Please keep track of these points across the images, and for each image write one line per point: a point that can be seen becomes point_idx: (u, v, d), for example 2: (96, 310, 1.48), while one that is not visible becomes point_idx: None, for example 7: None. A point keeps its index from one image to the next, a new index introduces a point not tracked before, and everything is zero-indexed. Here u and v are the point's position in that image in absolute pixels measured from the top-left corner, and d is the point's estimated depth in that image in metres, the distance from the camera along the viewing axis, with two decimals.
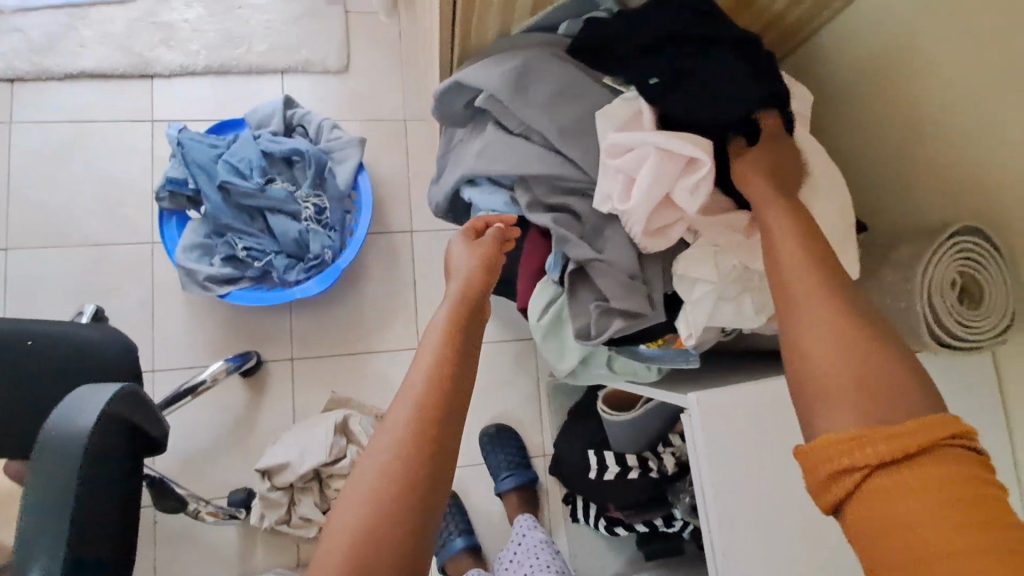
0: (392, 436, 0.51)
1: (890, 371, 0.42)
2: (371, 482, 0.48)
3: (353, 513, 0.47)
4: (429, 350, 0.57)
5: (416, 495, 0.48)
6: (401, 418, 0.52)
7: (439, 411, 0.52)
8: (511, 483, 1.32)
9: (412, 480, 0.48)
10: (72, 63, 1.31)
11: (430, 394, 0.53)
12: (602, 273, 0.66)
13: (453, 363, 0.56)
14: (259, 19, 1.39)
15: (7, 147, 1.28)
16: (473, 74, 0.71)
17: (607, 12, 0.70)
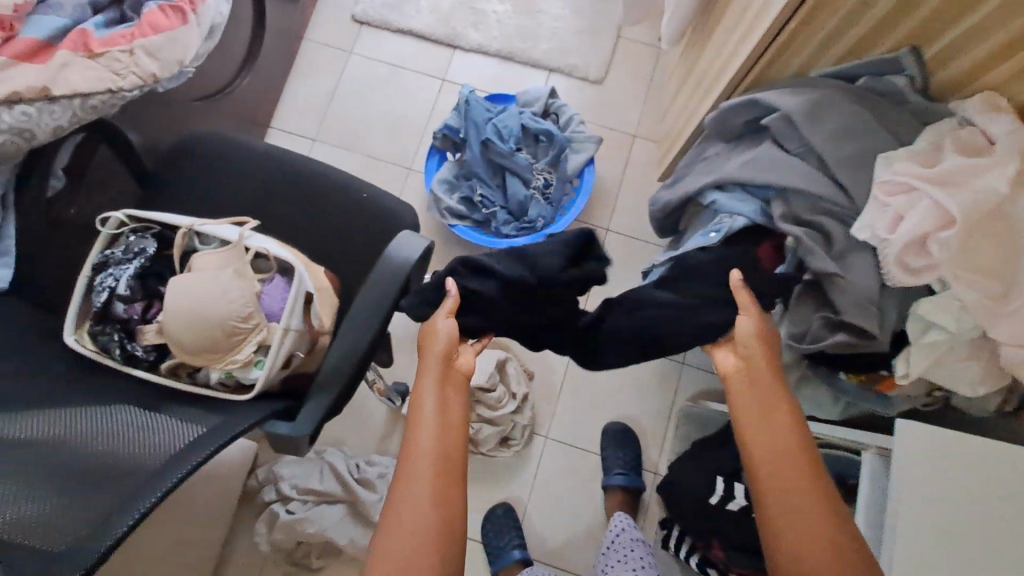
0: (413, 468, 0.66)
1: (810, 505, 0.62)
2: (408, 503, 0.63)
3: (396, 521, 0.62)
4: (426, 402, 0.70)
5: (433, 514, 0.63)
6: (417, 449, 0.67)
7: (433, 438, 0.67)
8: (620, 482, 1.38)
9: (423, 510, 0.63)
10: (406, 22, 1.68)
11: (424, 428, 0.68)
12: (839, 290, 0.73)
13: (440, 407, 0.70)
14: (550, 25, 1.67)
15: (340, 69, 1.66)
16: (772, 98, 0.81)
17: (907, 79, 0.79)
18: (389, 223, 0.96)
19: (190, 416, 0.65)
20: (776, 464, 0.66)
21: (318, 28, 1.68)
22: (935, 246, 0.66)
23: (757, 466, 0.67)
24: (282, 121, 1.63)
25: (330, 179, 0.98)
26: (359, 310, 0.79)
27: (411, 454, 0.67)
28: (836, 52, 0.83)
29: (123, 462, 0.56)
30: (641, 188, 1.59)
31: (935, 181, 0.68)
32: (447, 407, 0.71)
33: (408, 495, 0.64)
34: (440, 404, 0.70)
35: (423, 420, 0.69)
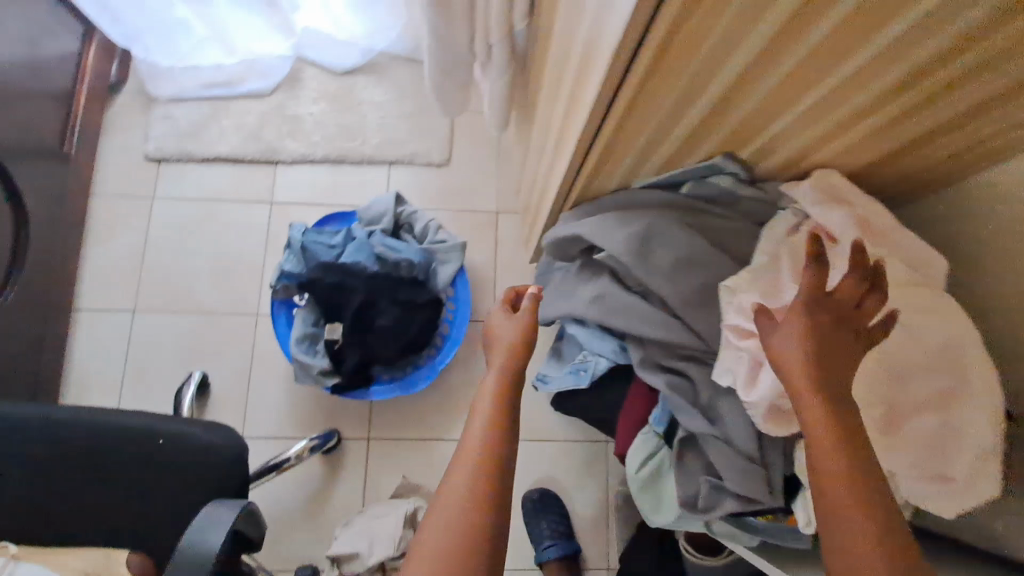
0: (470, 453, 0.62)
1: (837, 472, 0.51)
2: (463, 485, 0.60)
3: (455, 501, 0.59)
4: (484, 407, 0.66)
5: (492, 498, 0.60)
6: (474, 434, 0.64)
7: (499, 434, 0.64)
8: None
9: (481, 489, 0.60)
10: (210, 148, 1.47)
11: (491, 418, 0.65)
12: (718, 451, 0.64)
13: (503, 412, 0.66)
14: (375, 115, 1.53)
15: (146, 219, 1.43)
16: (595, 232, 0.72)
17: (733, 175, 0.72)
18: (210, 464, 0.78)
19: None
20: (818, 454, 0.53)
21: (109, 179, 1.44)
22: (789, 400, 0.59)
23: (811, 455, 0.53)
24: (90, 300, 1.37)
25: (115, 433, 0.78)
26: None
27: (470, 436, 0.64)
28: (650, 163, 0.74)
29: None
30: (516, 268, 1.48)
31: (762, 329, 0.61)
32: (502, 410, 0.67)
33: (463, 474, 0.61)
34: (500, 405, 0.67)
35: (479, 418, 0.65)
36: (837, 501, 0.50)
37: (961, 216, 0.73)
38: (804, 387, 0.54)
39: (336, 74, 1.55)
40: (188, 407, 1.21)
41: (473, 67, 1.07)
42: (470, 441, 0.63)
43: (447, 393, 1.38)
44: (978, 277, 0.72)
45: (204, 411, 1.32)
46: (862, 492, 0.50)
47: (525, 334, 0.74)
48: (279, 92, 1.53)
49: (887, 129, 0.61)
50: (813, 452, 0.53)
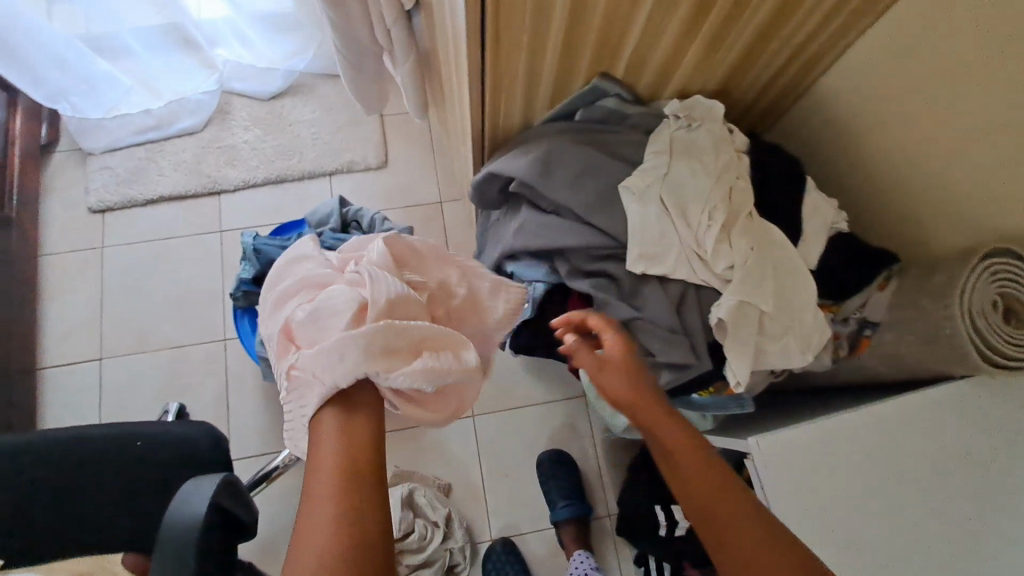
0: (324, 489, 0.50)
1: (700, 469, 0.55)
2: (324, 525, 0.48)
3: (312, 548, 0.47)
4: (328, 441, 0.53)
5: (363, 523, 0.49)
6: (327, 471, 0.51)
7: (357, 464, 0.52)
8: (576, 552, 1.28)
9: (359, 515, 0.49)
10: (152, 190, 1.51)
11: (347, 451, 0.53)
12: (644, 331, 0.71)
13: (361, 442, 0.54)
14: (308, 132, 1.59)
15: (99, 269, 1.45)
16: (503, 168, 0.78)
17: (615, 98, 0.81)
18: (187, 456, 0.81)
19: None
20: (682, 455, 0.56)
21: (56, 237, 1.47)
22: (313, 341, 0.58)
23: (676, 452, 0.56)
24: (55, 355, 1.39)
25: (92, 443, 0.81)
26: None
27: (317, 476, 0.51)
28: (542, 98, 0.81)
29: None
30: (470, 249, 1.54)
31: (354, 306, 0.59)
32: (354, 442, 0.54)
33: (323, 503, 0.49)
34: (349, 433, 0.54)
35: (324, 453, 0.53)
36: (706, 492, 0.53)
37: (836, 90, 0.84)
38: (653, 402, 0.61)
39: (264, 100, 1.61)
40: None
41: (382, 59, 1.14)
42: (316, 487, 0.51)
43: None
44: (867, 139, 0.82)
45: None
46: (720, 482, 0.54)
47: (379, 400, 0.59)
48: (211, 127, 1.58)
49: (734, 15, 0.70)
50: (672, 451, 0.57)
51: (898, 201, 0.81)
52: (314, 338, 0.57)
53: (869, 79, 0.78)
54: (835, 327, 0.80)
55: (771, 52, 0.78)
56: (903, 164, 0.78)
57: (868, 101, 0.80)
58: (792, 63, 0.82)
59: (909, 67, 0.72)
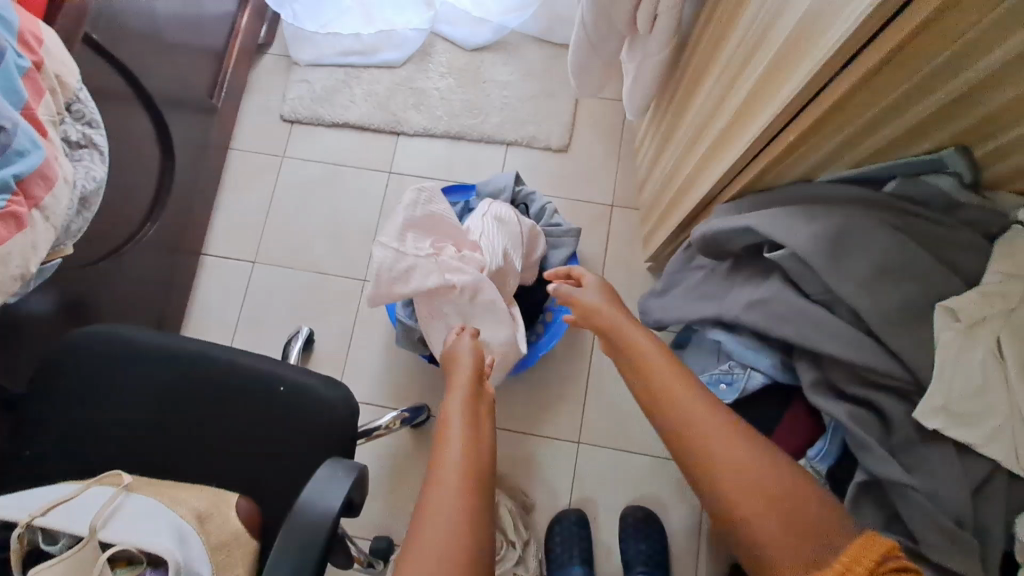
0: (457, 428, 0.73)
1: (720, 443, 0.63)
2: (459, 451, 0.70)
3: (457, 462, 0.68)
4: (455, 406, 0.77)
5: (479, 462, 0.70)
6: (454, 409, 0.77)
7: (484, 412, 0.79)
8: None
9: (476, 458, 0.70)
10: (340, 114, 1.51)
11: (468, 401, 0.79)
12: (914, 508, 0.53)
13: (479, 398, 0.80)
14: (498, 94, 1.50)
15: (274, 177, 1.49)
16: (774, 227, 0.62)
17: (957, 179, 0.59)
18: (323, 417, 0.78)
19: None
20: (695, 420, 0.66)
21: (247, 135, 1.53)
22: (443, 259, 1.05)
23: (679, 410, 0.68)
24: (218, 246, 1.46)
25: (240, 373, 0.80)
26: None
27: (450, 423, 0.74)
28: (853, 153, 0.63)
29: None
30: (628, 266, 1.38)
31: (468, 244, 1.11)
32: (475, 410, 0.77)
33: (456, 451, 0.70)
34: (470, 395, 0.80)
35: (452, 415, 0.76)
36: (725, 458, 0.62)
37: None
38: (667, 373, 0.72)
39: (466, 50, 1.53)
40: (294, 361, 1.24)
41: (623, 44, 1.00)
42: (451, 422, 0.74)
43: (540, 386, 1.32)
44: None
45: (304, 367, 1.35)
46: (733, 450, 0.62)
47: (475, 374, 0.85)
48: (409, 65, 1.54)
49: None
50: (679, 412, 0.68)
51: None
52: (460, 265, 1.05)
53: None
54: None
55: None
56: None
57: None
58: None
59: None
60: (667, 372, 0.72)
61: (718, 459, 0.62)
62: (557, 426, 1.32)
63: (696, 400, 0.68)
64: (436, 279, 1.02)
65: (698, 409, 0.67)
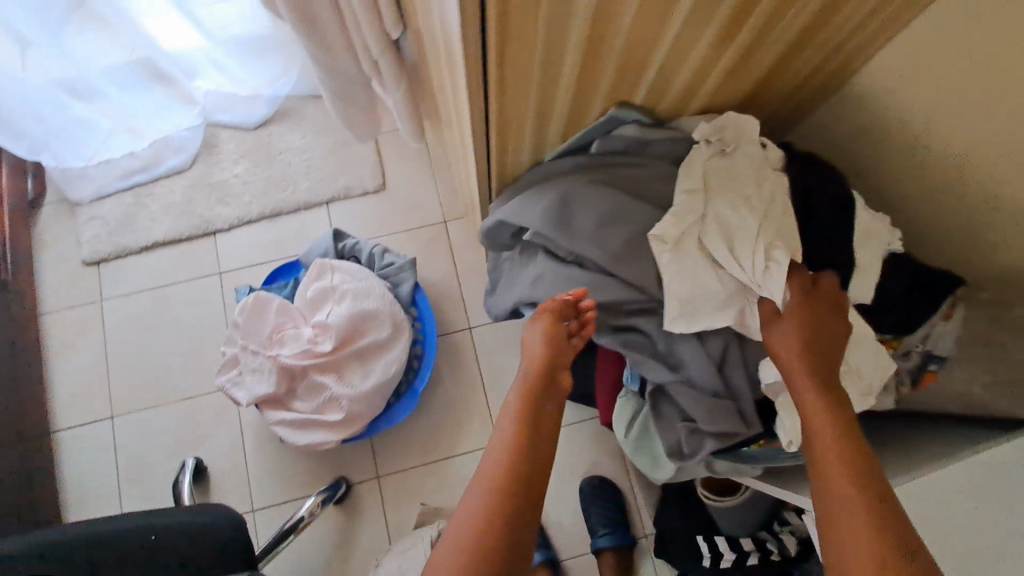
0: (502, 440, 0.65)
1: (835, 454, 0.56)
2: (495, 466, 0.63)
3: (491, 478, 0.62)
4: (511, 402, 0.68)
5: (519, 478, 0.62)
6: (511, 405, 0.68)
7: (539, 411, 0.67)
8: (608, 542, 1.27)
9: (519, 469, 0.63)
10: (146, 236, 1.45)
11: (522, 402, 0.67)
12: (685, 395, 0.66)
13: (536, 395, 0.68)
14: (299, 160, 1.51)
15: (100, 324, 1.41)
16: (514, 215, 0.71)
17: (634, 127, 0.72)
18: (220, 539, 0.81)
19: None
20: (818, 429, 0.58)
21: (53, 294, 1.42)
22: (274, 353, 1.16)
23: (810, 415, 0.59)
24: (66, 417, 1.35)
25: (104, 543, 0.77)
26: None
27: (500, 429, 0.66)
28: (552, 135, 0.73)
29: None
30: (479, 269, 1.46)
31: (301, 330, 1.19)
32: (536, 411, 0.67)
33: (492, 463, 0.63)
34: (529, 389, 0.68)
35: (507, 413, 0.67)
36: (833, 479, 0.55)
37: (880, 94, 0.76)
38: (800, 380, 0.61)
39: (250, 128, 1.53)
40: (190, 496, 1.19)
41: (372, 88, 1.06)
42: (501, 428, 0.66)
43: (442, 410, 1.37)
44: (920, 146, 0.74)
45: (207, 495, 1.29)
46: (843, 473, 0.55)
47: (545, 363, 0.69)
48: (199, 164, 1.51)
49: (772, 24, 0.63)
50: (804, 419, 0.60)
51: (959, 216, 0.73)
52: (287, 353, 1.16)
53: (922, 84, 0.71)
54: (897, 363, 0.71)
55: (804, 55, 0.72)
56: (957, 178, 0.71)
57: (923, 104, 0.71)
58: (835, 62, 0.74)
59: (973, 66, 0.64)
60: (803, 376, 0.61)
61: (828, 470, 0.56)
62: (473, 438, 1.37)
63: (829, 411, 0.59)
64: (261, 370, 1.16)
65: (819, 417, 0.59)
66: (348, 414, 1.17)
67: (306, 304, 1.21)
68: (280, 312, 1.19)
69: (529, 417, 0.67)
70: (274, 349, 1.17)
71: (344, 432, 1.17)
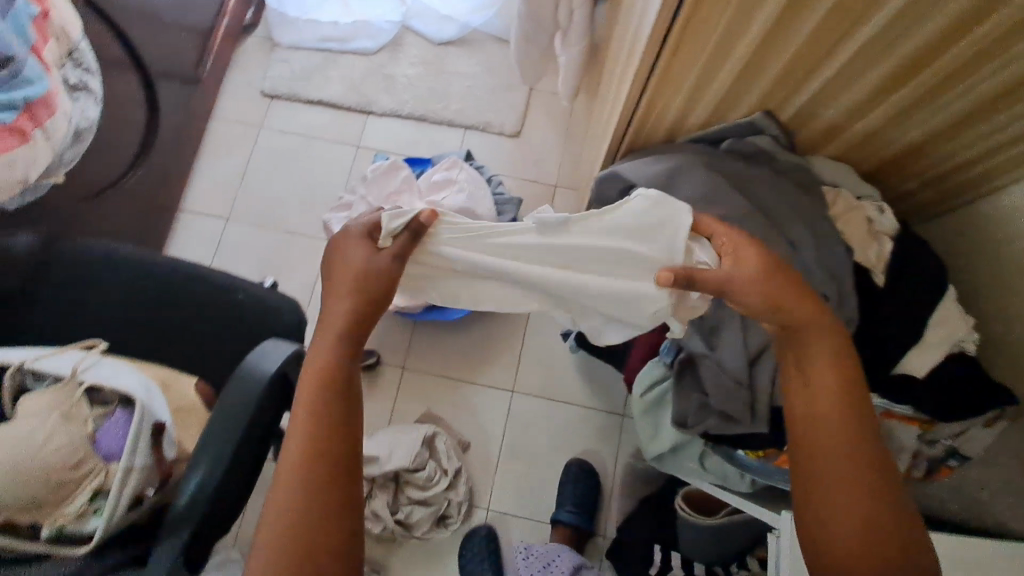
0: (305, 420, 0.63)
1: (838, 466, 0.61)
2: (298, 449, 0.62)
3: (295, 462, 0.61)
4: (317, 368, 0.65)
5: (330, 457, 0.62)
6: (313, 372, 0.65)
7: (345, 374, 0.66)
8: (571, 519, 1.31)
9: (327, 449, 0.62)
10: (316, 92, 1.67)
11: (332, 370, 0.66)
12: (709, 370, 0.71)
13: (342, 365, 0.66)
14: (461, 83, 1.67)
15: (251, 145, 1.64)
16: (629, 171, 0.81)
17: (769, 138, 0.79)
18: (267, 325, 0.91)
19: None
20: (820, 435, 0.62)
21: (228, 106, 1.67)
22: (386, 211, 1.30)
23: (803, 422, 0.64)
24: (195, 204, 1.59)
25: (203, 282, 0.93)
26: (198, 454, 0.73)
27: (301, 406, 0.64)
28: (697, 116, 0.81)
29: None
30: None
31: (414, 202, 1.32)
32: (337, 370, 0.66)
33: (297, 445, 0.62)
34: (338, 354, 0.66)
35: (305, 386, 0.65)
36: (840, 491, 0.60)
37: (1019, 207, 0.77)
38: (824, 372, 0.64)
39: (434, 43, 1.71)
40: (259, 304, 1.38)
41: (555, 38, 1.18)
42: (304, 401, 0.64)
43: (478, 341, 1.48)
44: None
45: None
46: (848, 476, 0.60)
47: (354, 317, 0.68)
48: (382, 54, 1.71)
49: (936, 89, 0.68)
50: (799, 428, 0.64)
51: None
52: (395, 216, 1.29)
53: None
54: (920, 446, 0.75)
55: (958, 138, 0.75)
56: None
57: None
58: (986, 160, 0.77)
59: None
60: (820, 377, 0.64)
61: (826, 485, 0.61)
62: (494, 376, 1.46)
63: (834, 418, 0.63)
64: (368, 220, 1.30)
65: (829, 422, 0.62)
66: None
67: (427, 185, 1.35)
68: (404, 179, 1.33)
69: (335, 384, 0.65)
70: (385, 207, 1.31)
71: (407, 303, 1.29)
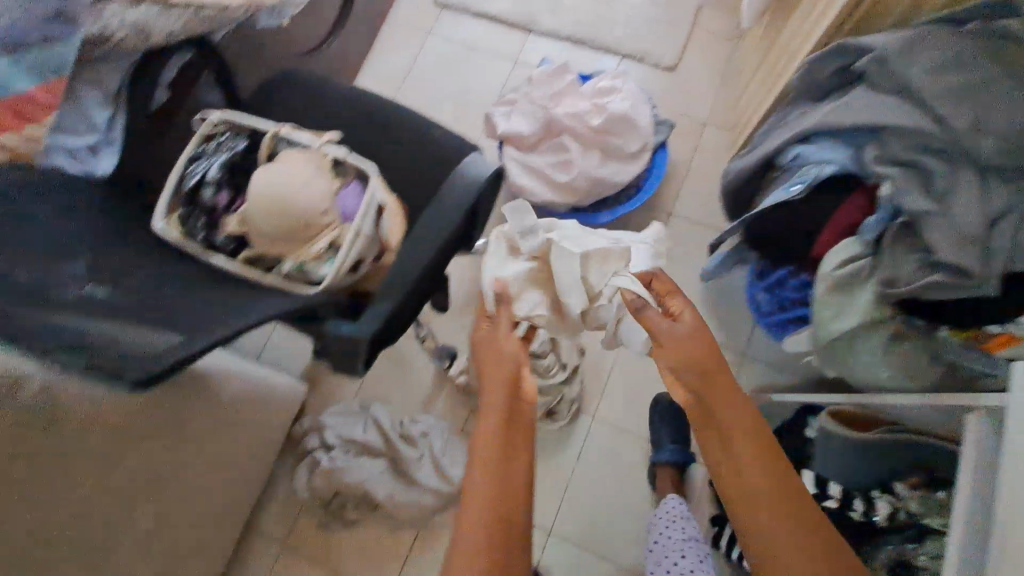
0: (479, 455, 0.73)
1: (749, 484, 0.72)
2: (487, 452, 0.73)
3: (481, 479, 0.70)
4: (491, 406, 0.77)
5: (519, 458, 0.74)
6: (491, 400, 0.78)
7: (515, 404, 0.79)
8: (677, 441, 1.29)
9: (512, 453, 0.74)
10: (484, 6, 1.74)
11: (499, 403, 0.78)
12: (937, 226, 0.74)
13: (514, 392, 0.79)
14: (624, 13, 1.69)
15: (417, 48, 1.74)
16: (858, 44, 0.84)
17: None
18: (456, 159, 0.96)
19: (279, 298, 0.69)
20: (749, 467, 0.73)
21: (401, 11, 1.78)
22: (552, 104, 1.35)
23: (724, 478, 0.75)
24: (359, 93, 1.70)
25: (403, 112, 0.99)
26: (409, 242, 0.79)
27: (486, 418, 0.76)
28: None
29: (140, 348, 0.54)
30: (710, 173, 1.53)
31: (578, 102, 1.35)
32: (513, 403, 0.79)
33: (478, 482, 0.70)
34: (509, 392, 0.79)
35: (488, 411, 0.77)
36: (776, 511, 0.69)
37: None
38: (741, 411, 0.76)
39: None
40: None
41: None
42: (486, 421, 0.76)
43: None
44: None
45: None
46: (766, 508, 0.70)
47: (518, 360, 0.83)
48: None
49: None
50: (729, 452, 0.75)
51: None
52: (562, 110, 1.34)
53: None
54: None
55: None
56: None
57: None
58: None
59: None
60: (737, 403, 0.77)
61: (755, 515, 0.70)
62: None
63: (744, 446, 0.74)
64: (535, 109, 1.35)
65: (744, 443, 0.74)
66: (571, 182, 1.32)
67: (593, 88, 1.35)
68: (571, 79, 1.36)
69: (509, 418, 0.77)
70: (552, 101, 1.35)
71: (557, 193, 1.34)
